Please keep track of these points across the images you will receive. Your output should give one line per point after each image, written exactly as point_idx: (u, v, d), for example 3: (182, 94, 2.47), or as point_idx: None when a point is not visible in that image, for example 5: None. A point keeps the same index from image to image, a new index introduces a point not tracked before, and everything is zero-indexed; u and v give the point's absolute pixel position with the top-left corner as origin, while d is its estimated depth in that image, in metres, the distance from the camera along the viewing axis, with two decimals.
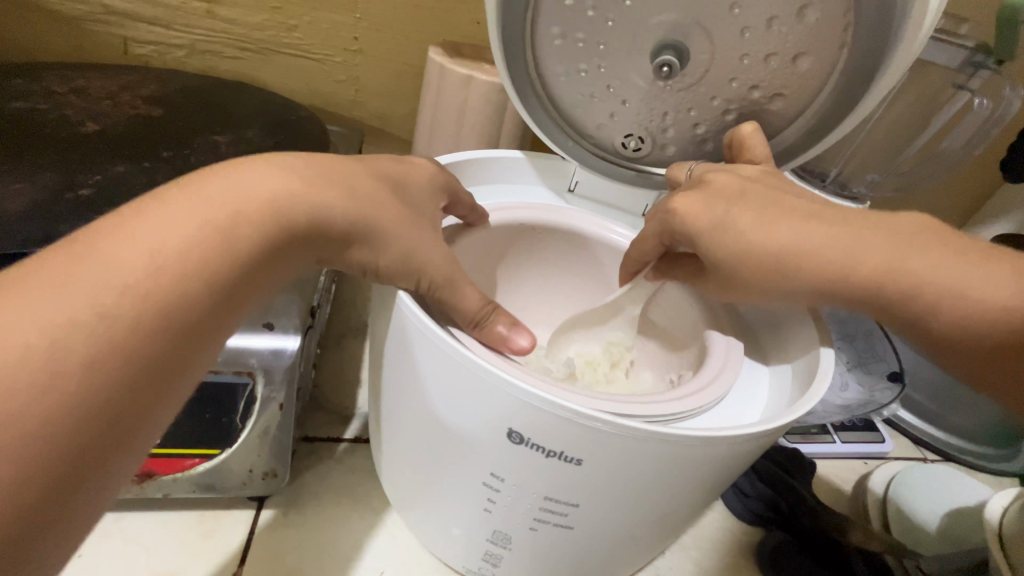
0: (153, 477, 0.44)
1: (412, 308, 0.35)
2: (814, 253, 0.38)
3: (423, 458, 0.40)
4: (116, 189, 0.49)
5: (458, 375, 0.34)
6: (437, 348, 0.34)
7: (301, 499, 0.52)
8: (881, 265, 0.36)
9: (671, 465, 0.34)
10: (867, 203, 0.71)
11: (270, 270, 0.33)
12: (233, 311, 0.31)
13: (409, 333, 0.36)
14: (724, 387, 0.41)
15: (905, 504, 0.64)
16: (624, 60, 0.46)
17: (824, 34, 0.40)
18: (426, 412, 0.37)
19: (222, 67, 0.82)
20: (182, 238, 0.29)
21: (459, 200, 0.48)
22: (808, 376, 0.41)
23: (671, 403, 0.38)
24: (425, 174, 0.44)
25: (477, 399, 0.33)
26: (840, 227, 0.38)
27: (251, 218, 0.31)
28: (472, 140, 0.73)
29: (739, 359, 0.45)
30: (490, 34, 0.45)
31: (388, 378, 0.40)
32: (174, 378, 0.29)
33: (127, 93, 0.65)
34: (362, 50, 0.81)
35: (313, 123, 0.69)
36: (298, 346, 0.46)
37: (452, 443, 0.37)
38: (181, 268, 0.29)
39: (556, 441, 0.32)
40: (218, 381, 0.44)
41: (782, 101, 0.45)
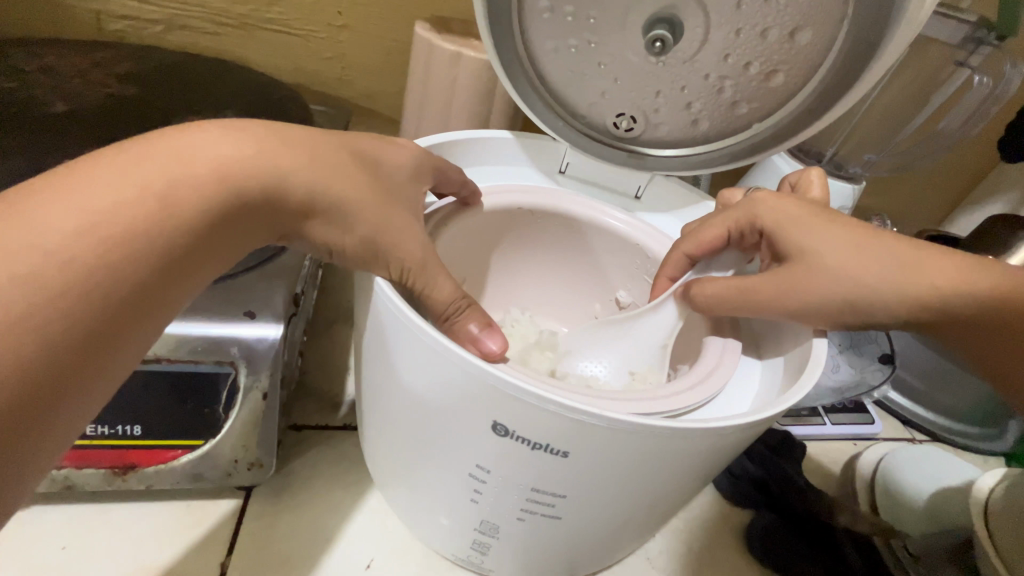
0: (136, 470, 0.43)
1: (391, 297, 0.34)
2: (819, 255, 0.40)
3: (407, 447, 0.39)
4: None
5: (438, 365, 0.33)
6: (416, 339, 0.33)
7: (290, 488, 0.52)
8: (886, 268, 0.38)
9: (664, 457, 0.33)
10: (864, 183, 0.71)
11: (222, 239, 0.32)
12: (179, 280, 0.31)
13: (388, 324, 0.35)
14: (717, 383, 0.40)
15: (893, 484, 0.64)
16: (616, 35, 0.44)
17: (824, 6, 0.38)
18: (407, 401, 0.36)
19: (203, 43, 0.79)
20: (122, 207, 0.28)
21: (448, 179, 0.46)
22: (800, 366, 0.41)
23: (663, 398, 0.37)
24: (406, 156, 0.42)
25: (458, 389, 0.33)
26: (834, 231, 0.40)
27: (197, 190, 0.31)
28: (462, 120, 0.71)
29: (735, 354, 0.44)
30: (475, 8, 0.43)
31: (371, 367, 0.39)
32: (116, 347, 0.29)
33: (100, 70, 0.62)
34: (348, 26, 0.78)
35: (298, 104, 0.67)
36: (280, 334, 0.45)
37: (437, 434, 0.36)
38: (123, 233, 0.28)
39: (542, 434, 0.32)
40: (200, 372, 0.43)
41: (780, 79, 0.43)
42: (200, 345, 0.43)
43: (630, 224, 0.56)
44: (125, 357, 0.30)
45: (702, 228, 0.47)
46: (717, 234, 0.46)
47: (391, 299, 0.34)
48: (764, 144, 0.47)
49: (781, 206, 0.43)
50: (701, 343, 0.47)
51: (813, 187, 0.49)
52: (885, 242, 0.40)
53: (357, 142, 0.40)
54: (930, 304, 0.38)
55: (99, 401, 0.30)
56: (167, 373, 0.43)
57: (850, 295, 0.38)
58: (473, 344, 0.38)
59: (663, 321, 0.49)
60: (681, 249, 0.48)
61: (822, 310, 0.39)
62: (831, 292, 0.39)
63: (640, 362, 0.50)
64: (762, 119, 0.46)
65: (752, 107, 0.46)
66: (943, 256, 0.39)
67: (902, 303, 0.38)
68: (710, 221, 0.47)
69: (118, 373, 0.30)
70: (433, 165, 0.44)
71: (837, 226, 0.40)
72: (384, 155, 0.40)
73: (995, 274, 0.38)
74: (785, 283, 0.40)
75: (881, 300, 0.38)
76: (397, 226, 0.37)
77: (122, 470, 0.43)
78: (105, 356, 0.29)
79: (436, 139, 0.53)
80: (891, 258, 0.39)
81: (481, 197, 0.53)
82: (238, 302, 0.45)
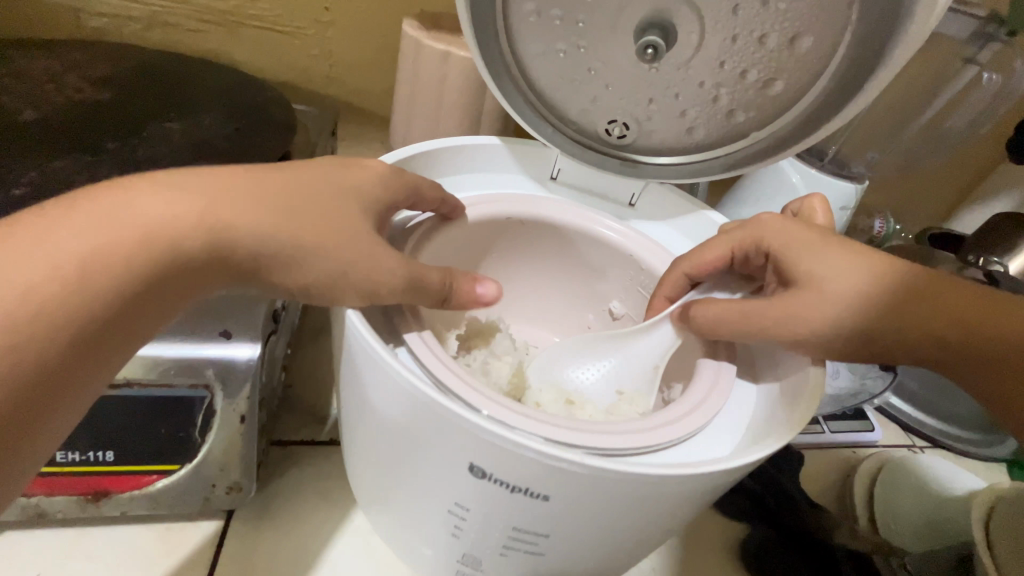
0: (109, 496, 0.42)
1: (363, 332, 0.33)
2: (823, 283, 0.38)
3: (385, 479, 0.38)
4: (57, 183, 0.44)
5: (412, 405, 0.32)
6: (388, 377, 0.32)
7: (273, 507, 0.50)
8: (890, 299, 0.37)
9: (649, 500, 0.32)
10: (865, 183, 0.68)
11: (187, 276, 0.32)
12: (145, 317, 0.32)
13: (360, 359, 0.33)
14: (706, 415, 0.39)
15: (890, 496, 0.63)
16: (606, 39, 0.42)
17: (826, 11, 0.36)
18: (382, 436, 0.35)
19: (185, 41, 0.76)
20: (82, 253, 0.30)
21: (425, 200, 0.45)
22: (796, 398, 0.39)
23: (650, 433, 0.36)
24: (375, 176, 0.40)
25: (433, 429, 0.32)
26: (838, 258, 0.39)
27: (156, 233, 0.31)
28: (452, 121, 0.69)
29: (728, 381, 0.42)
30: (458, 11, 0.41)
31: (346, 398, 0.38)
32: (72, 386, 0.30)
33: (74, 73, 0.59)
34: (335, 22, 0.75)
35: (281, 107, 0.64)
36: (256, 354, 0.43)
37: (412, 470, 0.35)
38: (84, 279, 0.30)
39: (522, 478, 0.31)
40: (174, 396, 0.42)
41: (780, 86, 0.41)
42: (171, 367, 0.42)
43: (626, 234, 0.54)
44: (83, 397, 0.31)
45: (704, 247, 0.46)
46: (721, 254, 0.45)
47: (366, 333, 0.33)
48: (762, 154, 0.45)
49: (786, 229, 0.42)
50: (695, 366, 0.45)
51: (817, 213, 0.48)
52: (885, 272, 0.38)
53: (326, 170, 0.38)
54: (934, 335, 0.37)
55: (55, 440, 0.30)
56: (139, 397, 0.41)
57: (853, 325, 0.37)
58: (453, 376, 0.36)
59: (656, 342, 0.48)
60: (681, 269, 0.47)
61: (822, 339, 0.38)
62: (828, 322, 0.37)
63: (630, 382, 0.49)
64: (761, 127, 0.44)
65: (749, 115, 0.44)
66: (945, 287, 0.38)
67: (906, 333, 0.37)
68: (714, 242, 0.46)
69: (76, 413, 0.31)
70: (407, 183, 0.42)
71: (840, 251, 0.39)
72: (355, 179, 0.39)
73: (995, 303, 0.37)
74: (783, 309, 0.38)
75: (882, 330, 0.37)
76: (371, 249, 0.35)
77: (95, 497, 0.42)
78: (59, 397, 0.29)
79: (419, 148, 0.51)
80: (892, 288, 0.38)
81: (465, 209, 0.51)
82: (212, 321, 0.43)
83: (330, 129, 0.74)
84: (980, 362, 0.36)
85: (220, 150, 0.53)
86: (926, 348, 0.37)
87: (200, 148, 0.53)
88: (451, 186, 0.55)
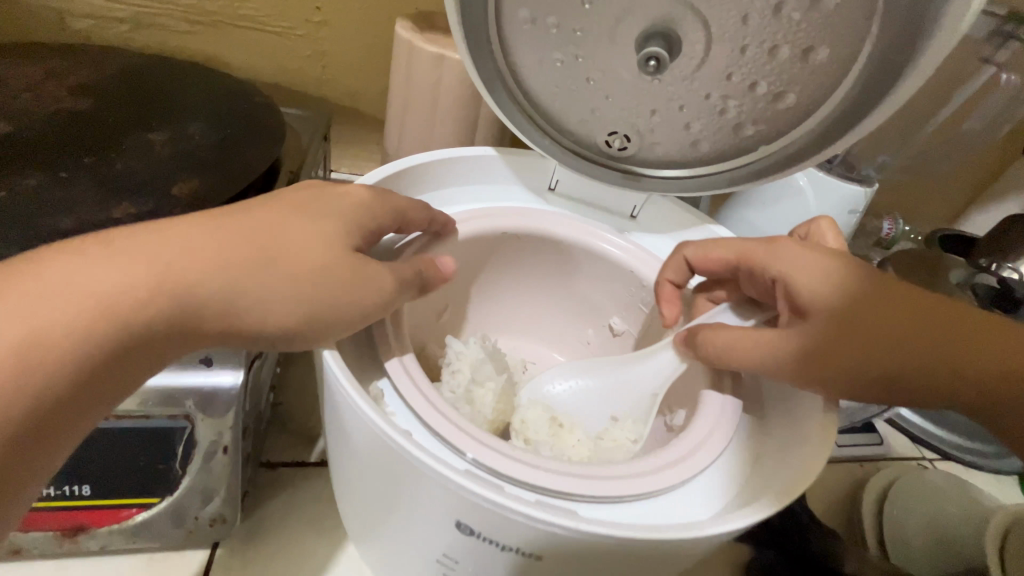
0: (87, 530, 0.41)
1: (348, 386, 0.33)
2: (828, 316, 0.37)
3: (377, 522, 0.38)
4: (29, 204, 0.42)
5: (399, 463, 0.32)
6: (375, 435, 0.32)
7: (262, 533, 0.49)
8: (900, 332, 0.36)
9: (640, 561, 0.32)
10: (874, 185, 0.65)
11: (158, 341, 0.30)
12: (113, 385, 0.30)
13: (348, 412, 0.34)
14: (700, 464, 0.38)
15: (901, 517, 0.61)
16: (605, 49, 0.40)
17: (842, 22, 0.34)
18: (373, 485, 0.35)
19: (172, 43, 0.71)
20: (40, 328, 0.28)
21: (409, 221, 0.43)
22: (807, 444, 0.38)
23: (640, 481, 0.36)
24: (350, 198, 0.38)
25: (422, 489, 0.32)
26: (843, 289, 0.37)
27: (123, 296, 0.29)
28: (448, 127, 0.66)
29: (728, 425, 0.41)
30: (448, 18, 0.38)
31: (338, 443, 0.38)
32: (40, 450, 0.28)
33: (54, 82, 0.55)
34: (327, 23, 0.71)
35: (269, 112, 0.58)
36: (238, 381, 0.41)
37: (403, 518, 0.35)
38: (42, 348, 0.27)
39: (509, 537, 0.31)
40: (153, 427, 0.40)
41: (791, 99, 0.39)
42: (153, 399, 0.39)
43: (628, 250, 0.52)
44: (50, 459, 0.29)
45: (706, 247, 0.47)
46: (723, 256, 0.45)
47: (348, 384, 0.33)
48: (769, 171, 0.42)
49: (795, 255, 0.40)
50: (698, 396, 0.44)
51: (827, 236, 0.46)
52: (890, 304, 0.37)
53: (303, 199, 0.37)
54: (945, 373, 0.35)
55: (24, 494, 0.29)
56: (116, 429, 0.39)
57: (859, 361, 0.36)
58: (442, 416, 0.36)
59: (654, 370, 0.46)
60: (682, 253, 0.48)
61: (828, 376, 0.36)
62: (826, 356, 0.36)
63: (625, 409, 0.48)
64: (770, 141, 0.42)
65: (758, 128, 0.41)
66: (955, 321, 0.36)
67: (917, 369, 0.35)
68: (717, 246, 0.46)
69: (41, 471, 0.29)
70: (388, 205, 0.41)
71: (846, 282, 0.38)
72: (331, 205, 0.37)
73: (1004, 337, 0.36)
74: (772, 339, 0.39)
75: (890, 367, 0.35)
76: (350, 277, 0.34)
77: (70, 533, 0.41)
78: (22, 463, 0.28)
79: (409, 161, 0.49)
80: (898, 323, 0.36)
81: (455, 224, 0.49)
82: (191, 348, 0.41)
83: (321, 134, 0.71)
84: (994, 398, 0.35)
85: (204, 162, 0.49)
86: (937, 386, 0.35)
87: (184, 162, 0.49)
88: (443, 201, 0.53)
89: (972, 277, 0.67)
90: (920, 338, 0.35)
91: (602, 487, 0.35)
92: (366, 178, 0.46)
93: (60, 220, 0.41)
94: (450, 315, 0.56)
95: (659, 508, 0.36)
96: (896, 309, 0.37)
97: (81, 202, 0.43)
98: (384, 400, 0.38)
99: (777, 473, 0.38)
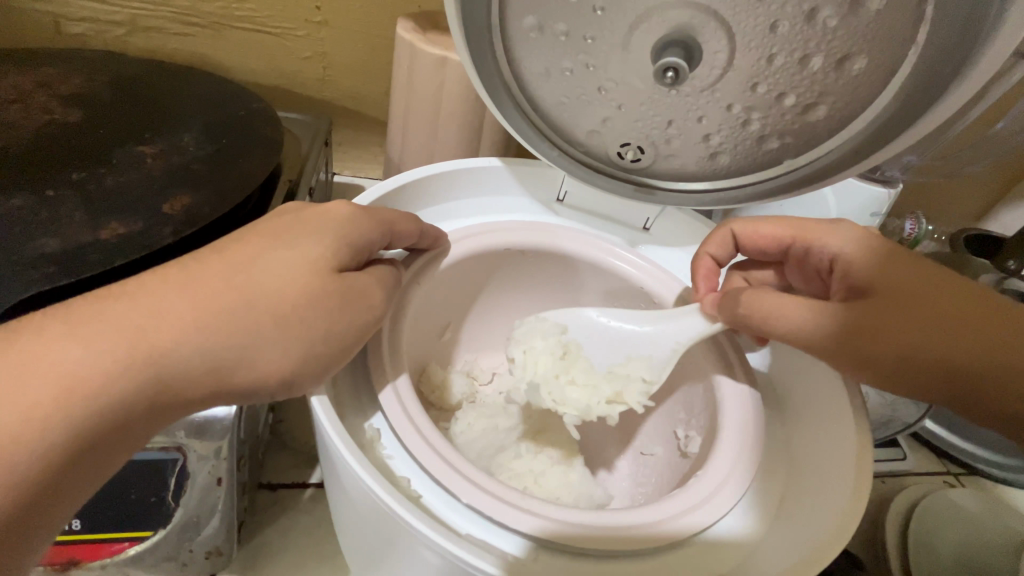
0: (78, 565, 0.40)
1: (339, 445, 0.32)
2: (877, 304, 0.35)
3: (366, 562, 0.39)
4: (14, 227, 0.40)
5: (389, 522, 0.32)
6: (366, 493, 0.32)
7: (261, 559, 0.48)
8: (956, 333, 0.33)
9: None
10: (901, 186, 0.61)
11: (141, 402, 0.29)
12: (95, 456, 0.28)
13: (339, 465, 0.33)
14: (710, 516, 0.36)
15: (927, 539, 0.58)
16: (619, 58, 0.36)
17: (881, 30, 0.31)
18: (364, 532, 0.36)
19: (171, 45, 0.69)
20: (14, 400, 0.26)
21: (398, 234, 0.41)
22: (841, 495, 0.37)
23: (641, 532, 0.34)
24: (333, 217, 0.37)
25: (411, 546, 0.32)
26: (891, 283, 0.35)
27: (103, 361, 0.28)
28: (452, 133, 0.61)
29: (744, 470, 0.39)
30: (448, 22, 0.35)
31: (330, 483, 0.38)
32: (45, 513, 0.27)
33: (44, 92, 0.53)
34: (327, 22, 0.67)
35: (266, 119, 0.56)
36: (230, 411, 0.38)
37: (393, 568, 0.36)
38: None
39: None
40: (143, 460, 0.38)
41: (821, 112, 0.36)
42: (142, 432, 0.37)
43: (642, 265, 0.49)
44: (57, 522, 0.28)
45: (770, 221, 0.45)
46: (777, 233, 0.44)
47: (346, 450, 0.32)
48: (795, 184, 0.40)
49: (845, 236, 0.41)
50: (709, 379, 0.45)
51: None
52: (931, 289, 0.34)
53: (289, 226, 0.35)
54: (1006, 384, 0.32)
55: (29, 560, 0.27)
56: None
57: (912, 354, 0.33)
58: (444, 460, 0.35)
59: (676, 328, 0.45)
60: (732, 227, 0.46)
61: (870, 369, 0.34)
62: (850, 330, 0.35)
63: (641, 354, 0.46)
64: (798, 153, 0.39)
65: (784, 142, 0.38)
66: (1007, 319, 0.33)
67: (975, 377, 0.32)
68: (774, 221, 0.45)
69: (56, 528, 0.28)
70: (374, 218, 0.39)
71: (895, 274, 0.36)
72: (320, 233, 0.35)
73: None
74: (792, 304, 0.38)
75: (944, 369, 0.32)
76: (334, 305, 0.34)
77: (63, 566, 0.40)
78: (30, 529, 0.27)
79: (407, 176, 0.47)
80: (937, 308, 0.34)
81: (450, 240, 0.47)
82: None
83: (322, 140, 0.68)
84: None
85: (198, 177, 0.47)
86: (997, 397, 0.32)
87: (176, 177, 0.47)
88: (444, 216, 0.51)
89: (999, 283, 0.61)
90: (962, 326, 0.33)
91: (611, 535, 0.34)
92: (361, 195, 0.44)
93: (45, 244, 0.39)
94: (452, 332, 0.54)
95: (662, 563, 0.35)
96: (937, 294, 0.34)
97: (67, 226, 0.41)
98: (379, 441, 0.38)
99: (803, 526, 0.38)
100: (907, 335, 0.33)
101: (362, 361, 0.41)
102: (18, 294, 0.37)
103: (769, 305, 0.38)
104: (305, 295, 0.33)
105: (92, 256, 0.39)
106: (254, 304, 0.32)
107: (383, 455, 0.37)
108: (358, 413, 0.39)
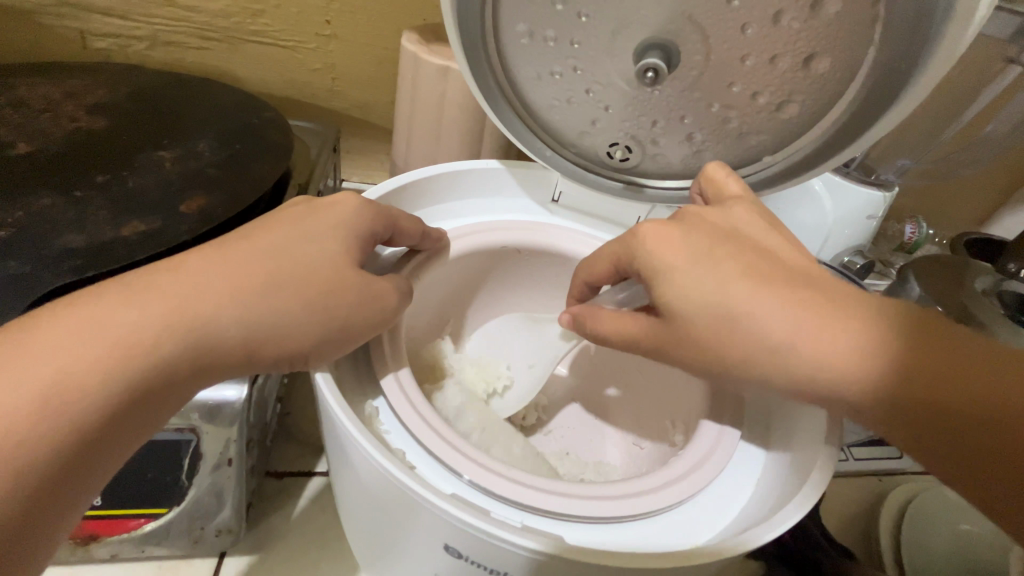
0: (97, 539, 0.43)
1: (341, 416, 0.35)
2: (794, 327, 0.33)
3: (367, 532, 0.41)
4: (44, 225, 0.43)
5: (387, 487, 0.34)
6: (364, 458, 0.34)
7: (267, 542, 0.50)
8: (812, 328, 0.33)
9: None
10: (894, 188, 0.61)
11: (165, 379, 0.32)
12: (127, 427, 0.31)
13: (338, 434, 0.36)
14: (676, 497, 0.37)
15: (920, 536, 0.59)
16: (604, 60, 0.39)
17: (843, 32, 0.33)
18: (362, 497, 0.38)
19: (189, 59, 0.72)
20: (51, 373, 0.28)
21: (400, 231, 0.43)
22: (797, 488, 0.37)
23: (612, 504, 0.36)
24: (336, 213, 0.39)
25: (407, 508, 0.34)
26: (799, 299, 0.34)
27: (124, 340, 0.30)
28: (454, 140, 0.64)
29: (716, 462, 0.40)
30: (443, 21, 0.38)
31: (332, 457, 0.40)
32: (89, 472, 0.30)
33: (72, 101, 0.57)
34: (336, 36, 0.70)
35: (277, 128, 0.59)
36: (239, 396, 0.41)
37: (394, 536, 0.38)
38: (52, 388, 0.28)
39: (493, 561, 0.33)
40: (158, 440, 0.40)
41: (793, 110, 0.38)
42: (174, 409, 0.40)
43: None
44: (92, 489, 0.30)
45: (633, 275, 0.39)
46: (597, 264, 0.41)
47: (348, 421, 0.34)
48: (779, 178, 0.42)
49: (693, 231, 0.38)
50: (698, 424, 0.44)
51: (727, 182, 0.41)
52: (801, 286, 0.34)
53: (296, 221, 0.38)
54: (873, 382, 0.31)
55: (56, 535, 0.29)
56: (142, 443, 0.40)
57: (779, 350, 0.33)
58: (441, 437, 0.37)
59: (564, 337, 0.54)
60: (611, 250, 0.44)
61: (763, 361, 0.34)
62: (725, 325, 0.34)
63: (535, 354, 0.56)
64: (774, 150, 0.41)
65: (761, 139, 0.41)
66: (857, 316, 0.33)
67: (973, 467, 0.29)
68: (683, 273, 0.36)
69: (77, 508, 0.30)
70: (378, 214, 0.41)
71: (873, 348, 0.32)
72: (325, 228, 0.38)
73: (922, 331, 0.32)
74: (664, 342, 0.37)
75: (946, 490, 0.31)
76: (336, 291, 0.36)
77: (83, 540, 0.43)
78: (56, 513, 0.29)
79: (409, 177, 0.50)
80: (803, 304, 0.34)
81: (450, 240, 0.49)
82: None
83: (331, 148, 0.71)
84: (954, 427, 0.30)
85: (214, 180, 0.50)
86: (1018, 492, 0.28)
87: (193, 180, 0.50)
88: (444, 215, 0.53)
89: (999, 283, 0.61)
90: (819, 317, 0.33)
91: (590, 506, 0.36)
92: (366, 194, 0.47)
93: (73, 239, 0.43)
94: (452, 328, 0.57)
95: (635, 537, 0.36)
96: (801, 293, 0.34)
97: (92, 223, 0.44)
98: (379, 418, 0.40)
99: (760, 513, 0.38)
100: (780, 329, 0.33)
101: (365, 349, 0.44)
102: (48, 284, 0.40)
103: (604, 325, 0.40)
104: (313, 280, 0.36)
105: (115, 251, 0.42)
106: (267, 288, 0.34)
107: (382, 429, 0.39)
108: (359, 395, 0.41)
